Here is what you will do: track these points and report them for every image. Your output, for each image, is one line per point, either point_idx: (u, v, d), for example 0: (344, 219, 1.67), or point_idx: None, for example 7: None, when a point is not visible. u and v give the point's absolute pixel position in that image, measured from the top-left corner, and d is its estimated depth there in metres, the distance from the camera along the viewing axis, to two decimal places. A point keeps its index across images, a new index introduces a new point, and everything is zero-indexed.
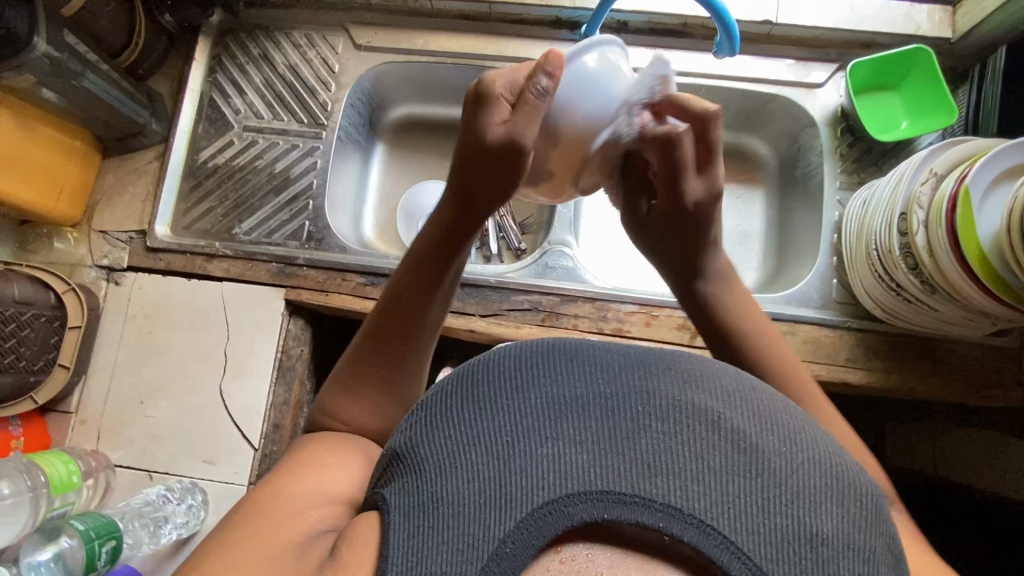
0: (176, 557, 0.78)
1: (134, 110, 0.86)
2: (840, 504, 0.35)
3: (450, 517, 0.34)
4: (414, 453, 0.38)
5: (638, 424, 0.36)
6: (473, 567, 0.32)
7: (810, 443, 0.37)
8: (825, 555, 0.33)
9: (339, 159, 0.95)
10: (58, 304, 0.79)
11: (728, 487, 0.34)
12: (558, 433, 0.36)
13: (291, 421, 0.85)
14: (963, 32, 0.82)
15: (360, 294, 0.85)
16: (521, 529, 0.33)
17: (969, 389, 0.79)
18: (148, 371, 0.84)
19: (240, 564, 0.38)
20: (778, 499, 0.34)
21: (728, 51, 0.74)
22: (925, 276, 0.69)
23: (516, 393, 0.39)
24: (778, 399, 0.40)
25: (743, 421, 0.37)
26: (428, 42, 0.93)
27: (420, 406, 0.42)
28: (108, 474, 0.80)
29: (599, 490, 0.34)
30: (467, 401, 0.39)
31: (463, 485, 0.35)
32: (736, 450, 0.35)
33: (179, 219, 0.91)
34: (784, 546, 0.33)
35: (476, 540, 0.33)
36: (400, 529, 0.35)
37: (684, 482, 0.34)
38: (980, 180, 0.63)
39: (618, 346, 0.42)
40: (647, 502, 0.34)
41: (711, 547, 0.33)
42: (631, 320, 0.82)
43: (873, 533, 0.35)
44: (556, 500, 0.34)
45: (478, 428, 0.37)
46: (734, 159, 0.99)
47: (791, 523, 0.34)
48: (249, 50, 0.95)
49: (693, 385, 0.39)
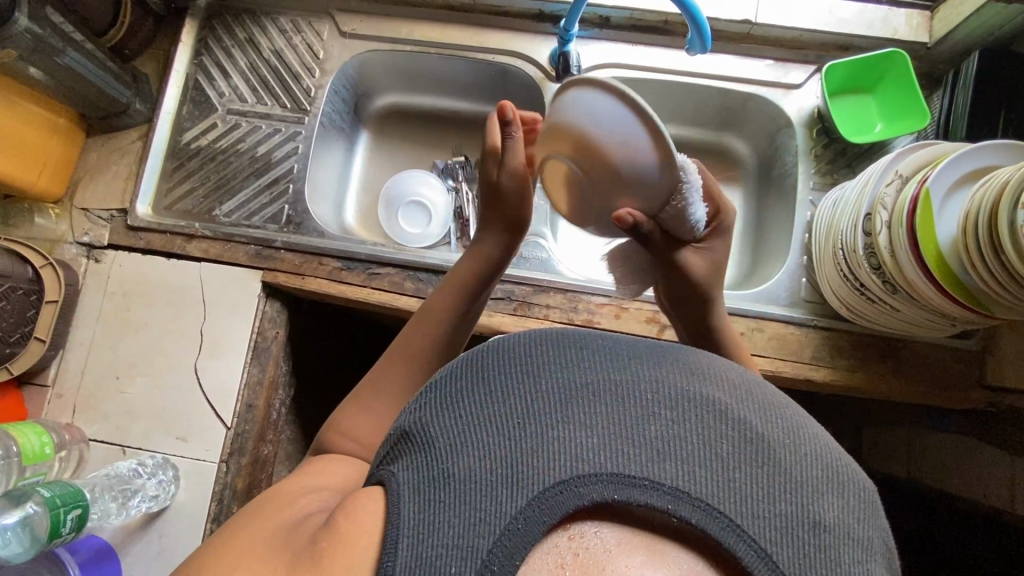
0: (145, 531, 0.79)
1: (118, 89, 0.87)
2: (838, 497, 0.37)
3: (461, 493, 0.35)
4: (424, 431, 0.39)
5: (648, 411, 0.38)
6: (487, 540, 0.33)
7: (811, 438, 0.39)
8: (827, 541, 0.35)
9: (321, 144, 0.96)
10: (36, 278, 0.80)
11: (734, 474, 0.36)
12: (569, 418, 0.37)
13: (265, 401, 0.86)
14: (939, 37, 0.84)
15: (335, 278, 0.86)
16: (533, 506, 0.34)
17: (931, 390, 0.80)
18: (125, 348, 0.85)
19: (240, 545, 0.40)
20: (782, 487, 0.36)
21: (700, 48, 0.75)
22: (887, 276, 0.70)
23: (529, 378, 0.40)
24: (781, 397, 0.42)
25: (749, 412, 0.39)
26: (413, 32, 0.94)
27: (429, 388, 0.43)
28: (81, 448, 0.81)
29: (610, 471, 0.35)
30: (477, 384, 0.41)
31: (474, 463, 0.36)
32: (743, 439, 0.37)
33: (161, 199, 0.92)
34: (788, 531, 0.34)
35: (488, 515, 0.34)
36: (410, 504, 0.36)
37: (692, 467, 0.36)
38: (941, 184, 0.64)
39: (627, 340, 0.44)
40: (656, 485, 0.35)
41: (720, 529, 0.34)
42: (602, 311, 0.83)
43: (870, 524, 0.37)
44: (567, 479, 0.35)
45: (490, 411, 0.39)
46: (713, 159, 1.00)
47: (795, 510, 0.35)
48: (235, 33, 0.96)
49: (700, 378, 0.41)
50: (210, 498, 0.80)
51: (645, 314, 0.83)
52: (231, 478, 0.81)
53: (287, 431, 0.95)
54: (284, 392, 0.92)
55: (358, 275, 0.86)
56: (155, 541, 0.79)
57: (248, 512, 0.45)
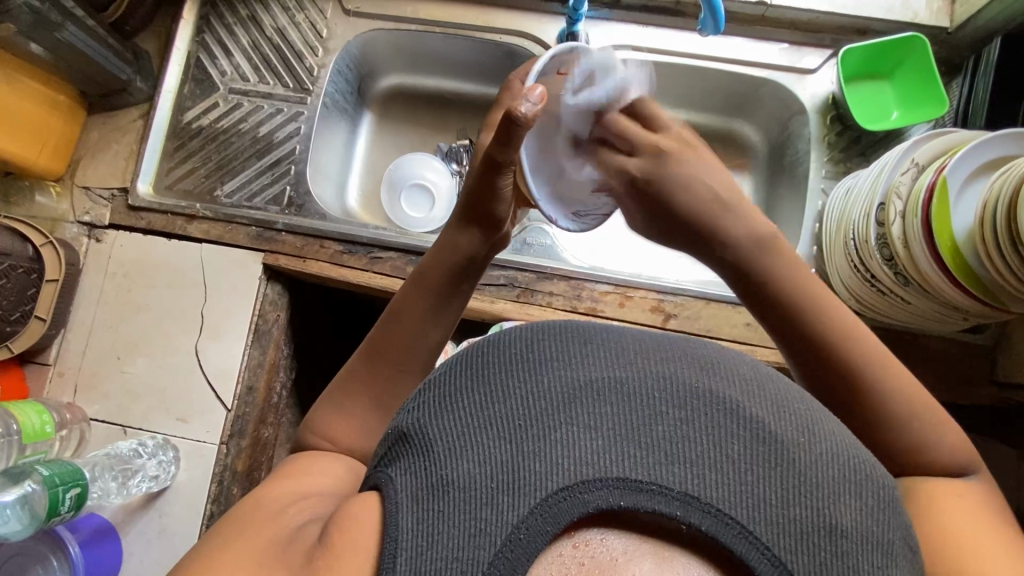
0: (146, 510, 0.79)
1: (118, 66, 0.85)
2: (856, 498, 0.35)
3: (461, 502, 0.34)
4: (422, 433, 0.38)
5: (655, 411, 0.37)
6: (488, 552, 0.33)
7: (827, 434, 0.38)
8: (843, 547, 0.34)
9: (324, 125, 0.94)
10: (36, 257, 0.79)
11: (746, 477, 0.35)
12: (573, 419, 0.36)
13: (265, 384, 0.86)
14: (959, 22, 0.81)
15: (337, 261, 0.85)
16: (536, 515, 0.33)
17: (941, 385, 0.79)
18: (125, 328, 0.85)
19: (233, 561, 0.40)
20: (796, 489, 0.35)
21: (713, 29, 0.73)
22: (898, 268, 0.68)
23: (531, 376, 0.39)
24: (794, 388, 0.41)
25: (761, 409, 0.38)
26: (417, 11, 0.92)
27: (427, 387, 0.42)
28: (82, 427, 0.81)
29: (614, 477, 0.34)
30: (477, 383, 0.40)
31: (475, 468, 0.35)
32: (755, 440, 0.36)
33: (161, 178, 0.91)
34: (803, 538, 0.34)
35: (489, 525, 0.33)
36: (409, 514, 0.35)
37: (702, 470, 0.35)
38: (958, 173, 0.62)
39: (633, 331, 0.43)
40: (665, 490, 0.34)
41: (731, 537, 0.33)
42: (605, 300, 0.82)
43: (890, 526, 0.36)
44: (571, 485, 0.34)
45: (491, 412, 0.38)
46: (723, 146, 0.98)
47: (810, 514, 0.34)
48: (237, 11, 0.94)
49: (710, 372, 0.39)
50: (210, 479, 0.80)
51: (650, 303, 0.81)
52: (231, 460, 0.81)
53: (287, 414, 0.94)
54: (285, 374, 0.91)
55: (360, 259, 0.85)
56: (156, 521, 0.79)
57: (239, 517, 0.45)
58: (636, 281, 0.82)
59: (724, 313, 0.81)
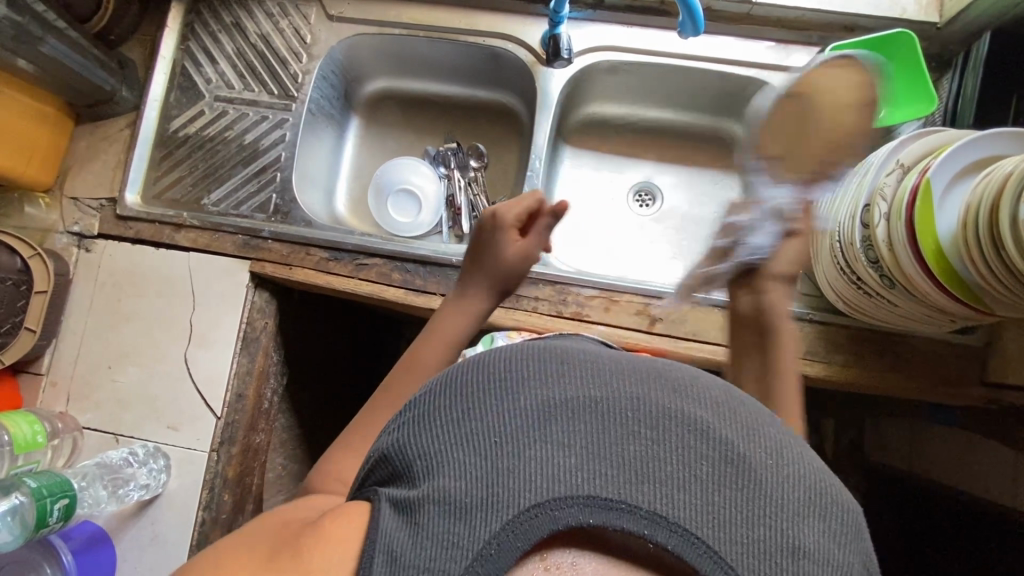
0: (138, 518, 0.80)
1: (103, 77, 0.86)
2: (819, 521, 0.35)
3: (436, 515, 0.34)
4: (403, 454, 0.38)
5: (628, 430, 0.37)
6: (459, 565, 0.32)
7: (793, 457, 0.38)
8: (806, 567, 0.33)
9: (310, 132, 0.94)
10: (25, 269, 0.80)
11: (713, 498, 0.35)
12: (547, 436, 0.36)
13: (255, 391, 0.87)
14: (950, 16, 0.80)
15: (322, 269, 0.85)
16: (507, 530, 0.33)
17: (932, 385, 0.78)
18: (116, 337, 0.85)
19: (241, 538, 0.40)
20: (762, 511, 0.34)
21: (692, 31, 0.73)
22: (884, 270, 0.67)
23: (507, 394, 0.39)
24: (765, 414, 0.41)
25: (729, 431, 0.38)
26: (401, 16, 0.91)
27: (409, 407, 0.42)
28: (75, 436, 0.83)
29: (587, 495, 0.34)
30: (455, 401, 0.39)
31: (450, 484, 0.35)
32: (723, 460, 0.36)
33: (150, 188, 0.91)
34: (767, 557, 0.33)
35: (463, 539, 0.33)
36: (389, 525, 0.35)
37: (670, 489, 0.35)
38: (943, 175, 0.61)
39: (612, 355, 0.43)
40: (634, 509, 0.34)
41: (697, 556, 0.33)
42: (591, 304, 0.82)
43: (851, 549, 0.35)
44: (543, 502, 0.34)
45: (468, 428, 0.37)
46: (712, 146, 0.97)
47: (775, 535, 0.34)
48: (221, 17, 0.94)
49: (682, 395, 0.39)
50: (201, 486, 0.81)
51: (636, 306, 0.81)
52: (222, 466, 0.82)
53: (280, 419, 0.95)
54: (276, 381, 0.92)
55: (346, 266, 0.85)
56: (149, 528, 0.80)
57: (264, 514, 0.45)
58: (622, 284, 0.82)
59: (709, 315, 0.81)
